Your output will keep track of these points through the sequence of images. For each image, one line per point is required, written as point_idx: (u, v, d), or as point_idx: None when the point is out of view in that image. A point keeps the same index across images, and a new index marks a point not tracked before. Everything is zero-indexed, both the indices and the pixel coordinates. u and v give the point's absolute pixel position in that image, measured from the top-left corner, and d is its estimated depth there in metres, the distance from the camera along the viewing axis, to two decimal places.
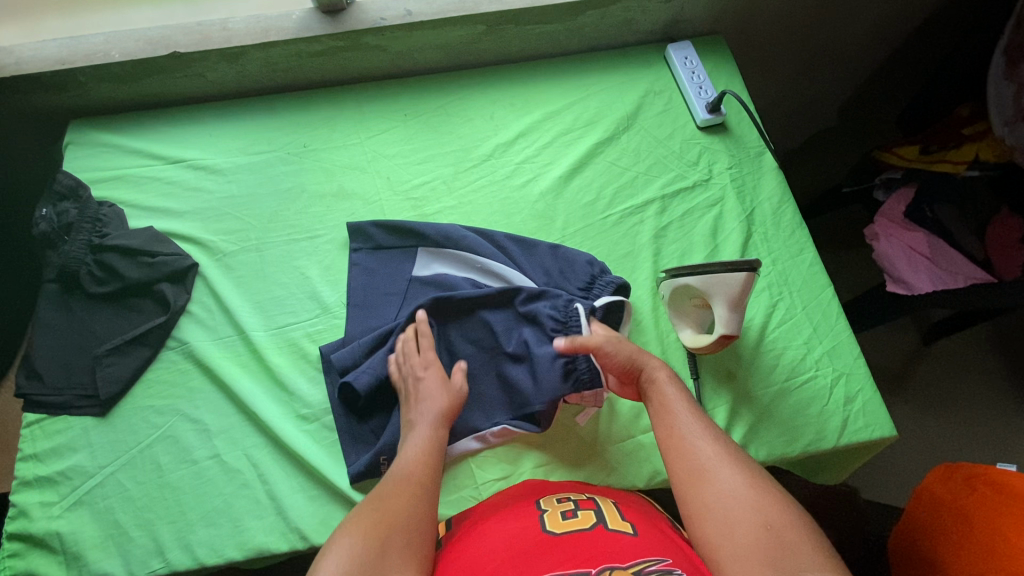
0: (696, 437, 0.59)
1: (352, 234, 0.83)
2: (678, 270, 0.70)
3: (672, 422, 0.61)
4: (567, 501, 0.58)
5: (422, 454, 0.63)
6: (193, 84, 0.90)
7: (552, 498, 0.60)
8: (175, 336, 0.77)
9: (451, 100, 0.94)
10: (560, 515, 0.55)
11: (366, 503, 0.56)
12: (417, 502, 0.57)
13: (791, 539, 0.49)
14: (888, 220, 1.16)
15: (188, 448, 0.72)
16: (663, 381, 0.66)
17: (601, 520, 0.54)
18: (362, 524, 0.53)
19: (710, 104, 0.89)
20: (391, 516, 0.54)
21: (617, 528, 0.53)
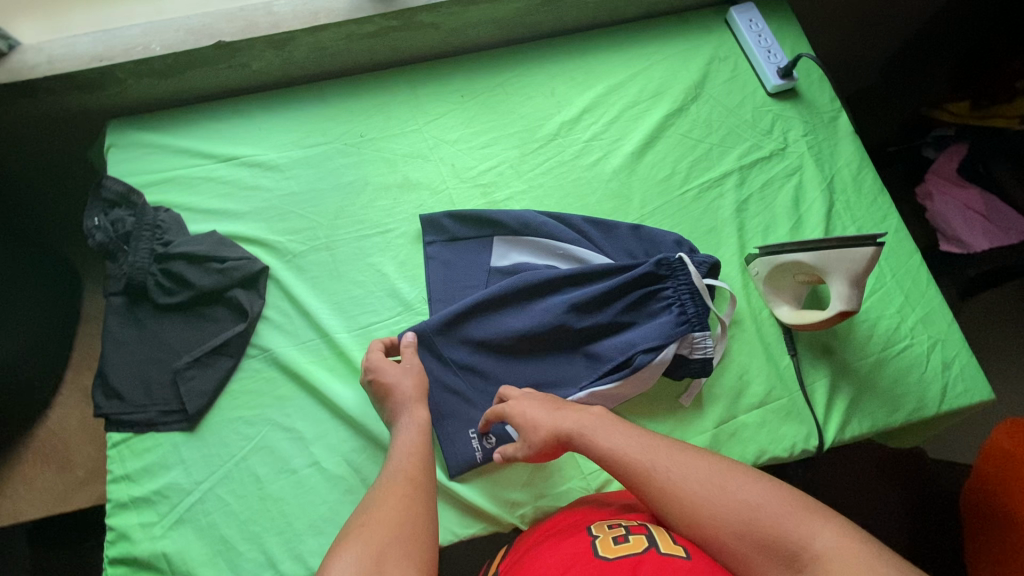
0: (638, 458, 0.58)
1: (426, 226, 0.79)
2: (787, 246, 0.71)
3: (610, 449, 0.60)
4: (618, 526, 0.56)
5: (411, 447, 0.62)
6: (237, 75, 0.85)
7: (602, 522, 0.58)
8: (255, 344, 0.74)
9: (508, 77, 0.90)
10: (611, 540, 0.54)
11: (360, 516, 0.55)
12: (407, 514, 0.55)
13: (778, 528, 0.50)
14: (940, 178, 1.17)
15: (285, 458, 0.70)
16: (558, 416, 0.64)
17: (652, 544, 0.53)
18: (357, 543, 0.51)
19: (782, 69, 0.86)
20: (388, 529, 0.53)
21: (670, 552, 0.52)
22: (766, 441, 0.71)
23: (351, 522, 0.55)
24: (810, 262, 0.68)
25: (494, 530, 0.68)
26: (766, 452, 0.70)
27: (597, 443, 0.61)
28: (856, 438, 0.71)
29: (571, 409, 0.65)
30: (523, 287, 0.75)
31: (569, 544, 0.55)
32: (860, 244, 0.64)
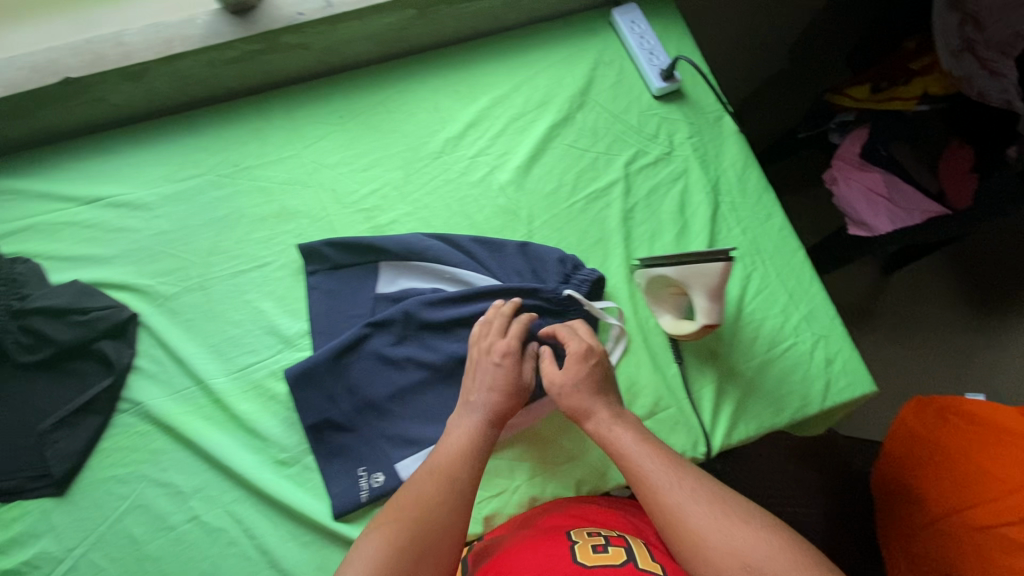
0: (664, 483, 0.58)
1: (306, 257, 0.76)
2: (655, 260, 0.71)
3: (640, 472, 0.59)
4: (598, 535, 0.58)
5: (465, 440, 0.61)
6: (96, 110, 0.80)
7: (581, 529, 0.59)
8: (126, 397, 0.71)
9: (390, 94, 0.86)
10: (590, 547, 0.55)
11: (408, 492, 0.58)
12: (452, 501, 0.57)
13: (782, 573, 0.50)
14: (845, 162, 1.18)
15: (162, 515, 0.67)
16: (617, 426, 0.63)
17: (631, 558, 0.54)
18: (394, 533, 0.54)
19: (664, 71, 0.85)
20: (428, 521, 0.55)
21: (647, 568, 0.54)
22: None
23: (393, 502, 0.58)
24: (673, 278, 0.69)
25: None
26: None
27: (631, 463, 0.60)
28: (742, 442, 0.72)
29: (617, 415, 0.64)
30: (406, 316, 0.73)
31: (551, 546, 0.56)
32: (712, 260, 0.65)
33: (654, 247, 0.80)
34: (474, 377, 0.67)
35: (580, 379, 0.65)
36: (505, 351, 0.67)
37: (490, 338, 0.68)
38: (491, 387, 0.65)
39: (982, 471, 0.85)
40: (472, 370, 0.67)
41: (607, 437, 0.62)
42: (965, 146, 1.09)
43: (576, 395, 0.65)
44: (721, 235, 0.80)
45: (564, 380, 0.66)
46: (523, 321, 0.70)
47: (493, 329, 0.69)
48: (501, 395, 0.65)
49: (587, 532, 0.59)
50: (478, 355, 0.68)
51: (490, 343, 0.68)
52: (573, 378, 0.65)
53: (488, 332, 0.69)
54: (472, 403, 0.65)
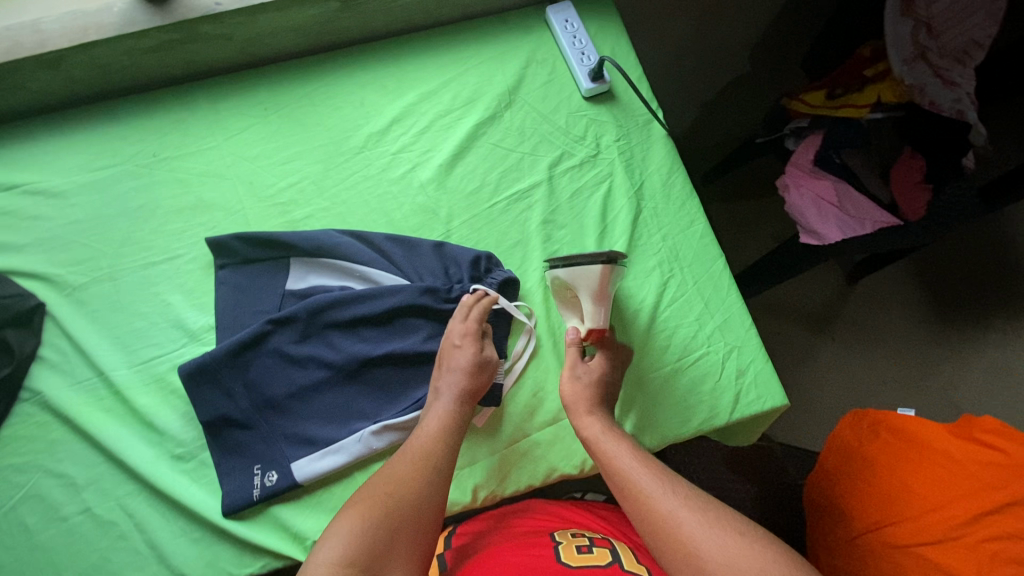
0: (653, 489, 0.54)
1: (214, 251, 0.75)
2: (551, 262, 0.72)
3: (631, 480, 0.55)
4: (581, 537, 0.64)
5: (439, 431, 0.61)
6: (15, 97, 0.80)
7: (564, 532, 0.65)
8: (27, 386, 0.71)
9: (316, 87, 0.85)
10: (574, 548, 0.61)
11: (383, 476, 0.57)
12: (427, 484, 0.57)
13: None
14: (798, 169, 1.14)
15: (55, 505, 0.67)
16: (610, 434, 0.61)
17: (614, 559, 0.60)
18: (371, 506, 0.53)
19: (593, 71, 0.84)
20: (405, 499, 0.54)
21: (629, 568, 0.59)
22: (557, 457, 0.71)
23: (372, 482, 0.56)
24: (563, 279, 0.70)
25: (277, 565, 0.66)
26: (554, 469, 0.70)
27: (618, 469, 0.57)
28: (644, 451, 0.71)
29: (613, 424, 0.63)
30: (310, 313, 0.72)
31: (538, 547, 0.61)
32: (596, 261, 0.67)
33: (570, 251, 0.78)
34: (443, 366, 0.67)
35: (592, 376, 0.67)
36: (463, 335, 0.68)
37: (456, 327, 0.69)
38: (465, 374, 0.65)
39: (904, 492, 0.82)
40: (443, 359, 0.67)
41: (600, 445, 0.60)
42: (918, 154, 1.07)
43: (581, 391, 0.65)
44: (639, 241, 0.79)
45: (580, 373, 0.67)
46: (491, 302, 0.70)
47: (455, 319, 0.69)
48: (478, 377, 0.66)
49: (570, 535, 0.65)
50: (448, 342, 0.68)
51: (455, 330, 0.69)
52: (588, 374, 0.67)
53: (459, 318, 0.70)
54: (441, 389, 0.65)
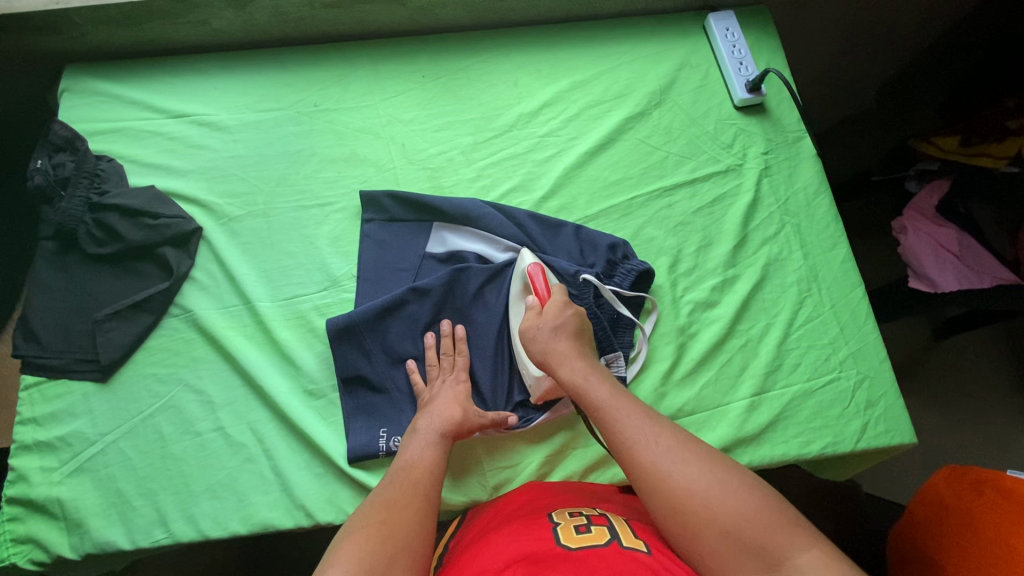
0: (637, 437, 0.58)
1: (365, 204, 0.79)
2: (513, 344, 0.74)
3: (617, 422, 0.60)
4: (579, 516, 0.56)
5: (429, 462, 0.62)
6: (198, 32, 0.84)
7: (563, 510, 0.58)
8: (178, 303, 0.74)
9: (473, 62, 0.88)
10: (573, 529, 0.53)
11: (372, 503, 0.57)
12: (422, 511, 0.57)
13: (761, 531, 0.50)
14: (918, 213, 1.12)
15: (192, 420, 0.70)
16: (592, 376, 0.64)
17: (615, 538, 0.52)
18: (369, 535, 0.52)
19: (751, 82, 0.84)
20: (404, 525, 0.54)
21: (631, 546, 0.51)
22: None
23: (366, 508, 0.56)
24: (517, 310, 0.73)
25: None
26: None
27: (605, 408, 0.61)
28: (763, 465, 0.71)
29: (591, 365, 0.65)
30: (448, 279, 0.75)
31: (533, 530, 0.54)
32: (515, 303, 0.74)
33: (706, 256, 0.79)
34: (426, 408, 0.68)
35: (551, 324, 0.67)
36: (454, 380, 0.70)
37: (441, 372, 0.71)
38: (445, 414, 0.66)
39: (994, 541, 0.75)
40: (422, 405, 0.69)
41: (584, 386, 0.63)
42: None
43: (542, 343, 0.66)
44: (779, 257, 0.79)
45: (539, 323, 0.68)
46: (464, 360, 0.72)
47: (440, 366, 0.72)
48: (455, 412, 0.66)
49: (568, 513, 0.57)
50: (424, 392, 0.70)
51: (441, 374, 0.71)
52: (550, 322, 0.67)
53: (438, 365, 0.72)
54: (419, 429, 0.65)
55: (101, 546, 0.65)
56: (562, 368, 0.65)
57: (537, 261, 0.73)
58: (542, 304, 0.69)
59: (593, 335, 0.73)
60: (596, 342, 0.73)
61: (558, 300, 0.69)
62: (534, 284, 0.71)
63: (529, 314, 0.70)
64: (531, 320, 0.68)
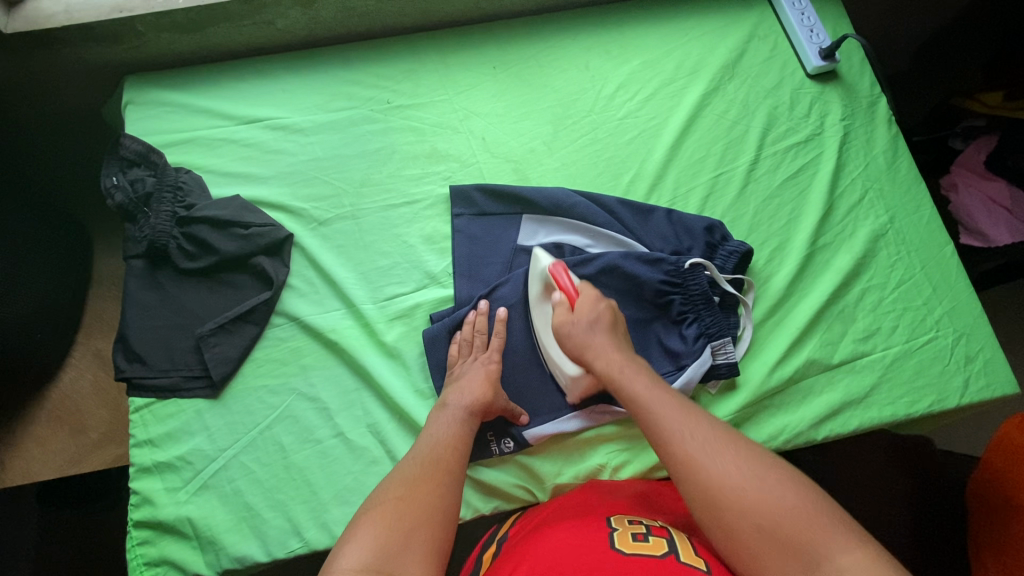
0: (675, 422, 0.56)
1: (455, 199, 0.78)
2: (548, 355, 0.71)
3: (652, 413, 0.58)
4: (638, 524, 0.55)
5: (450, 437, 0.61)
6: (261, 33, 0.82)
7: (622, 517, 0.57)
8: (279, 312, 0.73)
9: (541, 49, 0.86)
10: (631, 535, 0.52)
11: (394, 480, 0.55)
12: (444, 484, 0.55)
13: (786, 521, 0.48)
14: (966, 170, 1.13)
15: (310, 428, 0.69)
16: (628, 369, 0.62)
17: (672, 550, 0.51)
18: (393, 509, 0.51)
19: (824, 50, 0.84)
20: (419, 501, 0.52)
21: (690, 562, 0.49)
22: (784, 423, 0.71)
23: (388, 483, 0.55)
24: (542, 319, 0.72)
25: (513, 504, 0.69)
26: (781, 432, 0.70)
27: (639, 402, 0.59)
28: (872, 427, 0.72)
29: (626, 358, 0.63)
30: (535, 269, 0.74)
31: (590, 531, 0.54)
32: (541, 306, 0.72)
33: (795, 229, 0.79)
34: (454, 384, 0.67)
35: (587, 318, 0.65)
36: (488, 360, 0.69)
37: (476, 351, 0.70)
38: (473, 390, 0.65)
39: None
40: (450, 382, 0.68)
41: (623, 383, 0.61)
42: None
43: (576, 337, 0.65)
44: (865, 221, 0.80)
45: (573, 320, 0.66)
46: (500, 341, 0.71)
47: (478, 347, 0.71)
48: (484, 390, 0.65)
49: (628, 521, 0.56)
50: (455, 368, 0.69)
51: (477, 355, 0.70)
52: (584, 318, 0.65)
53: (471, 343, 0.71)
54: (448, 405, 0.64)
55: (239, 560, 0.65)
56: (597, 362, 0.63)
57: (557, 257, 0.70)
58: (572, 299, 0.67)
59: (702, 318, 0.72)
60: (704, 325, 0.72)
61: (588, 295, 0.67)
62: (557, 281, 0.69)
63: (560, 309, 0.67)
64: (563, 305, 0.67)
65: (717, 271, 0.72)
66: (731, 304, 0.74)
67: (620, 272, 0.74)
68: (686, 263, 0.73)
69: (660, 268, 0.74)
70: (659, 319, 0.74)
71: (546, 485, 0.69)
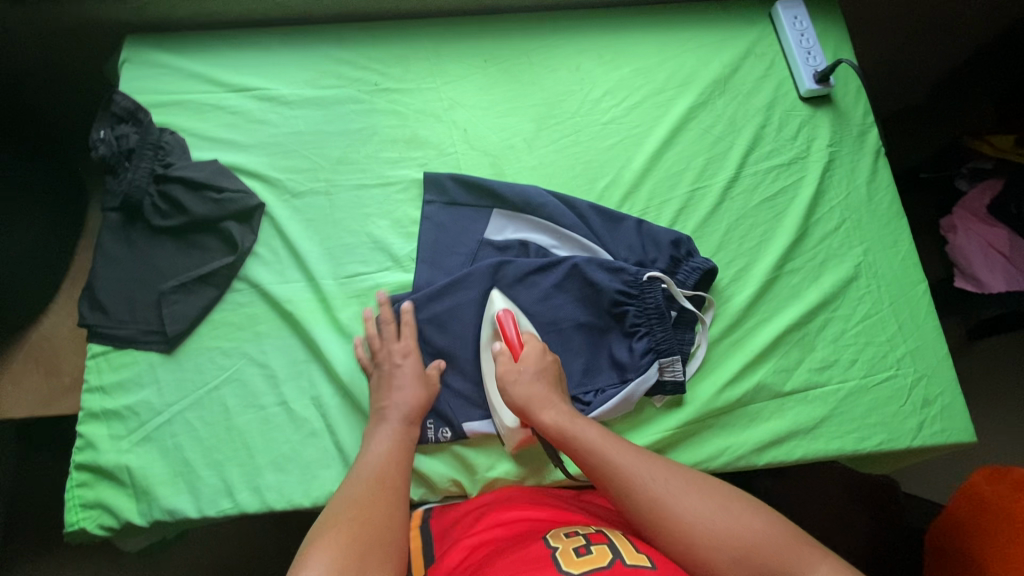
0: (636, 470, 0.59)
1: (428, 186, 0.79)
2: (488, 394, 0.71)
3: (615, 465, 0.60)
4: (577, 535, 0.53)
5: (390, 452, 0.63)
6: (260, 5, 0.84)
7: (557, 530, 0.54)
8: (241, 277, 0.75)
9: (534, 46, 0.87)
10: (573, 550, 0.50)
11: (339, 505, 0.56)
12: (391, 503, 0.58)
13: (755, 547, 0.53)
14: (967, 212, 1.09)
15: (256, 393, 0.71)
16: (579, 422, 0.64)
17: (618, 556, 0.50)
18: (338, 538, 0.52)
19: (819, 74, 0.83)
20: (368, 528, 0.54)
21: (635, 563, 0.49)
22: (725, 445, 0.70)
23: (331, 511, 0.56)
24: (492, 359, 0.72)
25: (443, 493, 0.69)
26: (720, 454, 0.69)
27: (599, 454, 0.61)
28: (816, 460, 0.70)
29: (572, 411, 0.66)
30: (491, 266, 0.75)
31: (530, 550, 0.50)
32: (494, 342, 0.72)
33: (765, 251, 0.78)
34: (378, 390, 0.68)
35: (534, 368, 0.67)
36: (404, 354, 0.70)
37: (389, 346, 0.70)
38: (404, 397, 0.67)
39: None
40: (375, 387, 0.68)
41: (575, 435, 0.63)
42: None
43: (525, 387, 0.65)
44: (838, 251, 0.79)
45: (519, 369, 0.67)
46: (411, 334, 0.71)
47: (391, 340, 0.70)
48: (416, 391, 0.68)
49: (563, 535, 0.53)
50: (373, 372, 0.70)
51: (390, 350, 0.70)
52: (530, 369, 0.67)
53: (382, 339, 0.71)
54: (382, 416, 0.66)
55: (170, 512, 0.66)
56: (546, 415, 0.64)
57: (507, 305, 0.72)
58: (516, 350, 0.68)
59: (653, 333, 0.71)
60: (655, 339, 0.71)
61: (533, 347, 0.68)
62: (505, 330, 0.70)
63: (503, 361, 0.68)
64: (506, 355, 0.68)
65: (675, 287, 0.71)
66: (688, 320, 0.73)
67: (579, 277, 0.74)
68: (644, 275, 0.72)
69: (618, 278, 0.73)
70: (612, 328, 0.74)
71: (478, 478, 0.70)
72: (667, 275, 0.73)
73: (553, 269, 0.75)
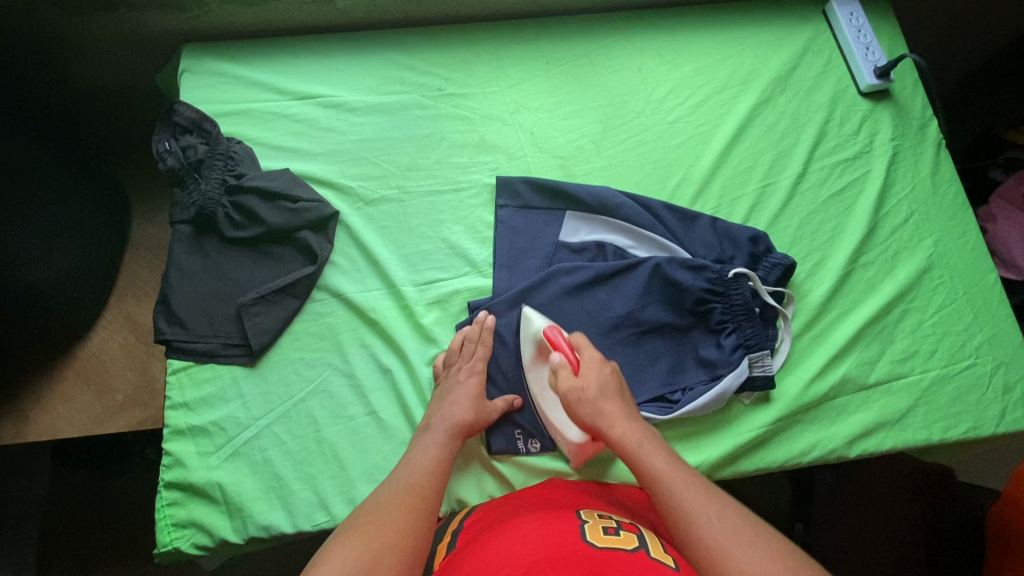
0: (681, 492, 0.56)
1: (500, 190, 0.79)
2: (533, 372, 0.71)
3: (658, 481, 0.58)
4: (609, 518, 0.54)
5: (432, 463, 0.61)
6: (320, 12, 0.83)
7: (593, 512, 0.56)
8: (321, 287, 0.74)
9: (595, 47, 0.87)
10: (601, 529, 0.51)
11: (370, 505, 0.56)
12: (417, 510, 0.56)
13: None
14: (1006, 201, 1.08)
15: (344, 404, 0.70)
16: (643, 441, 0.61)
17: (642, 546, 0.50)
18: (360, 536, 0.51)
19: (880, 68, 0.84)
20: (390, 526, 0.53)
21: (658, 558, 0.49)
22: (815, 440, 0.71)
23: (362, 509, 0.56)
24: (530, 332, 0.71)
25: None
26: (811, 449, 0.70)
27: (649, 474, 0.58)
28: (905, 450, 0.71)
29: (637, 426, 0.63)
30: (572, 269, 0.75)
31: (559, 522, 0.53)
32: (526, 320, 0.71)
33: (837, 246, 0.79)
34: (439, 399, 0.66)
35: (593, 381, 0.64)
36: (471, 373, 0.68)
37: (462, 363, 0.69)
38: (457, 412, 0.65)
39: None
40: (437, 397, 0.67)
41: (631, 448, 0.61)
42: None
43: (589, 404, 0.63)
44: (908, 243, 0.80)
45: (580, 385, 0.64)
46: (484, 352, 0.70)
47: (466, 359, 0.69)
48: (467, 411, 0.65)
49: (597, 515, 0.56)
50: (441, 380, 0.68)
51: (462, 367, 0.69)
52: (590, 382, 0.64)
53: (462, 355, 0.70)
54: (431, 427, 0.64)
55: (266, 529, 0.65)
56: (609, 427, 0.62)
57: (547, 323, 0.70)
58: (573, 361, 0.66)
59: (741, 329, 0.72)
60: (743, 336, 0.72)
61: (589, 357, 0.66)
62: (552, 341, 0.68)
63: (563, 371, 0.66)
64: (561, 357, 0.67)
65: (761, 284, 0.72)
66: (771, 315, 0.74)
67: (662, 276, 0.74)
68: (729, 272, 0.73)
69: (700, 275, 0.74)
70: (696, 325, 0.74)
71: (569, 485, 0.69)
72: (752, 271, 0.73)
73: (633, 269, 0.75)
